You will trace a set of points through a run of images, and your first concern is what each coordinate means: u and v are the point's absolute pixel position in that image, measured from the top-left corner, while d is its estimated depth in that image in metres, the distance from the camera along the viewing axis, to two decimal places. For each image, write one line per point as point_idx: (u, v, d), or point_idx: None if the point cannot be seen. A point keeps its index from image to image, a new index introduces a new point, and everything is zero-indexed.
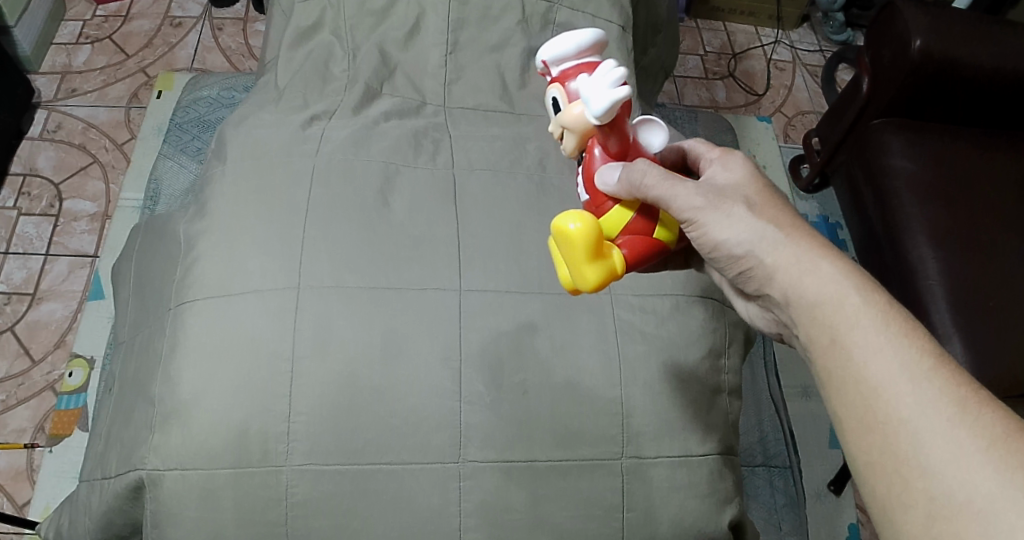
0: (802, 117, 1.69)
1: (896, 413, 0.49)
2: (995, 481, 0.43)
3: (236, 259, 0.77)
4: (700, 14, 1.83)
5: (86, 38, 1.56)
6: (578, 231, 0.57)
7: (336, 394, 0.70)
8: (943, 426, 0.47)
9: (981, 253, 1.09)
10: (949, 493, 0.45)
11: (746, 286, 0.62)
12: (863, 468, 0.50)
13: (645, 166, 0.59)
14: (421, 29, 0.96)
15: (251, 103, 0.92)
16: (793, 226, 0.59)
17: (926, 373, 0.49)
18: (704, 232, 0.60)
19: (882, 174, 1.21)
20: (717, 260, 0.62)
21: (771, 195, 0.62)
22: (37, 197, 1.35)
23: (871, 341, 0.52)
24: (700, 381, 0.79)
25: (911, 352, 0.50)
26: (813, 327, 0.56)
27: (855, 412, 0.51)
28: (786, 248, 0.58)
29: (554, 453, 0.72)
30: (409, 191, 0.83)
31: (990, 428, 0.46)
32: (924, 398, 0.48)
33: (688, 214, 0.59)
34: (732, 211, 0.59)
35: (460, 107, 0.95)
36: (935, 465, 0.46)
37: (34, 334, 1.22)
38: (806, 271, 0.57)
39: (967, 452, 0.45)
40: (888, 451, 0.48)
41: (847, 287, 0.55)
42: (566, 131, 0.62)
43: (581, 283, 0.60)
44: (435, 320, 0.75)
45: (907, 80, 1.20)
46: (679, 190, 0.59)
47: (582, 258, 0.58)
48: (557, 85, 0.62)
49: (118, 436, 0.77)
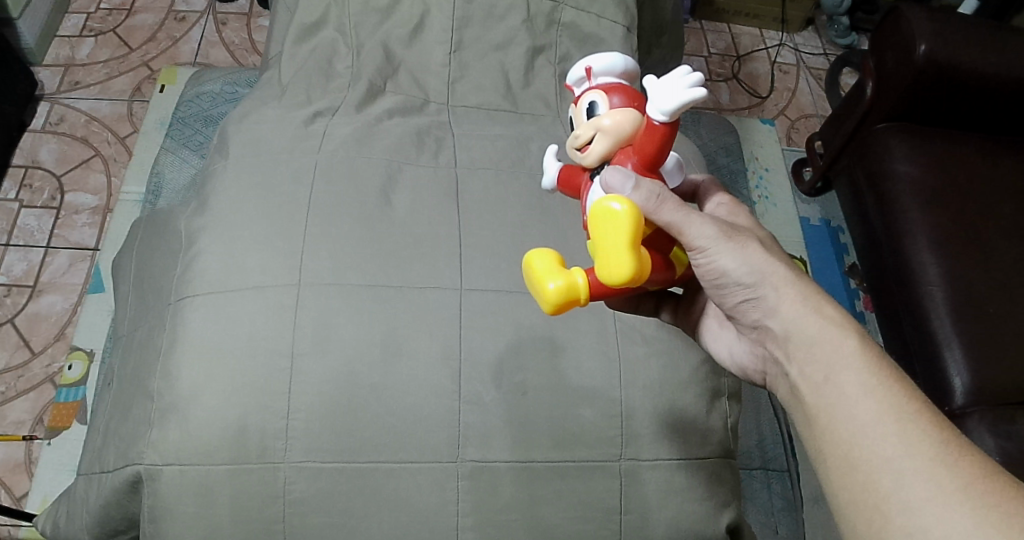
0: (805, 121, 1.69)
1: (879, 451, 0.49)
2: (969, 521, 0.44)
3: (237, 254, 0.77)
4: (705, 15, 1.82)
5: (90, 31, 1.56)
6: (628, 209, 0.54)
7: (336, 391, 0.70)
8: (924, 466, 0.47)
9: (982, 263, 1.09)
10: (926, 530, 0.45)
11: (743, 316, 0.61)
12: (842, 504, 0.51)
13: (659, 190, 0.55)
14: (425, 27, 0.95)
15: (254, 99, 0.92)
16: (798, 269, 0.59)
17: (910, 415, 0.50)
18: (713, 262, 0.58)
19: (886, 180, 1.20)
20: (720, 290, 0.59)
21: (771, 240, 0.62)
22: (39, 189, 1.35)
23: (861, 382, 0.52)
24: (700, 384, 0.79)
25: (897, 395, 0.51)
26: (808, 363, 0.56)
27: (839, 449, 0.51)
28: (795, 287, 0.57)
29: (553, 453, 0.72)
30: (412, 190, 0.83)
31: (967, 470, 0.46)
32: (907, 438, 0.49)
33: (699, 244, 0.57)
34: (747, 245, 0.58)
35: (464, 106, 0.94)
36: (913, 503, 0.46)
37: (34, 326, 1.22)
38: (811, 309, 0.57)
39: (944, 491, 0.46)
40: (869, 488, 0.49)
41: (844, 330, 0.55)
42: (600, 134, 0.60)
43: (617, 273, 0.54)
44: (435, 319, 0.75)
45: (912, 84, 1.20)
46: (694, 220, 0.56)
47: (628, 240, 0.54)
48: (601, 92, 0.61)
49: (116, 430, 0.76)
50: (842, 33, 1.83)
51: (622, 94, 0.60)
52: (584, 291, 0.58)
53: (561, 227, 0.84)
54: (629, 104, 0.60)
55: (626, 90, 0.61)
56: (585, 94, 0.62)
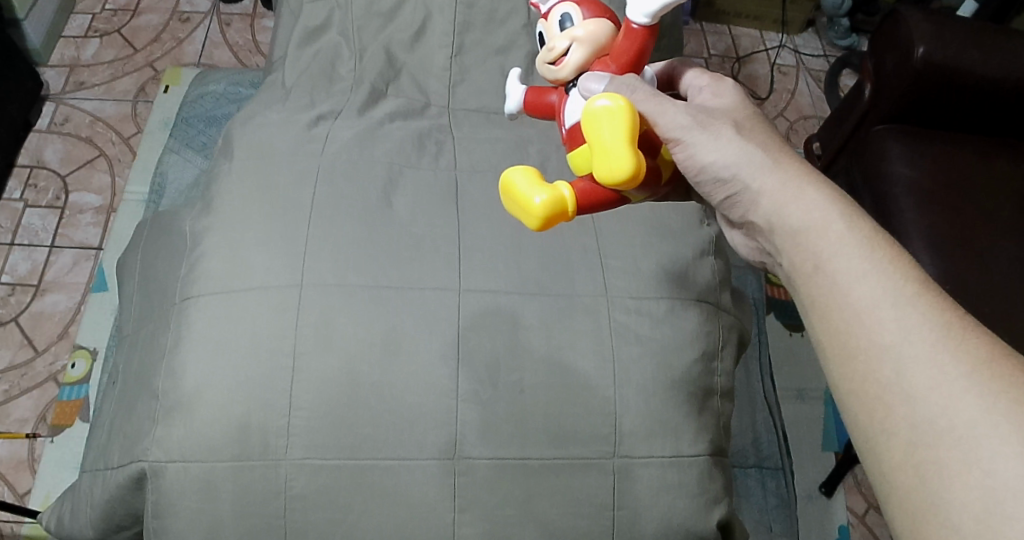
0: (804, 122, 1.70)
1: (877, 340, 0.50)
2: (977, 405, 0.44)
3: (242, 257, 0.78)
4: (705, 17, 1.83)
5: (95, 32, 1.57)
6: (623, 106, 0.58)
7: (335, 393, 0.72)
8: (926, 351, 0.47)
9: (978, 260, 1.10)
10: (931, 419, 0.45)
11: (730, 213, 0.65)
12: (845, 398, 0.51)
13: (633, 82, 0.62)
14: (427, 31, 0.97)
15: (258, 101, 0.93)
16: (778, 154, 0.62)
17: (909, 298, 0.50)
18: (690, 154, 0.62)
19: (882, 182, 1.21)
20: (700, 186, 0.64)
21: (756, 119, 0.66)
22: (44, 189, 1.36)
23: (853, 267, 0.53)
24: (692, 385, 0.80)
25: (893, 279, 0.51)
26: (796, 252, 0.58)
27: (838, 339, 0.52)
28: (772, 172, 0.60)
29: (547, 451, 0.74)
30: (412, 192, 0.84)
31: (973, 353, 0.46)
32: (907, 322, 0.49)
33: (674, 132, 0.62)
34: (720, 132, 0.62)
35: (464, 109, 0.95)
36: (916, 392, 0.47)
37: (37, 325, 1.23)
38: (792, 199, 0.59)
39: (950, 378, 0.46)
40: (870, 378, 0.49)
41: (832, 215, 0.57)
42: (575, 44, 0.64)
43: (617, 172, 0.58)
44: (437, 318, 0.76)
45: (910, 87, 1.21)
46: (667, 108, 0.62)
47: (626, 134, 0.58)
48: (572, 4, 0.66)
49: (121, 427, 0.78)
50: (841, 34, 1.82)
51: (592, 7, 0.66)
52: (571, 203, 0.60)
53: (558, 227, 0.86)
54: (601, 15, 0.66)
55: (595, 3, 0.66)
56: (553, 9, 0.67)
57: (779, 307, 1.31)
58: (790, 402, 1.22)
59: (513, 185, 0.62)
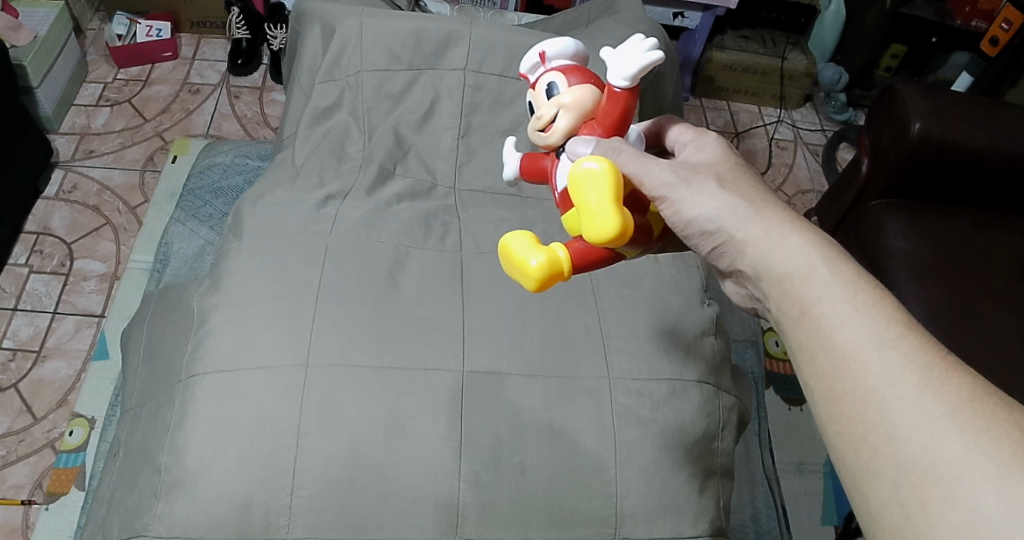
0: (803, 195, 1.71)
1: (862, 382, 0.50)
2: (959, 444, 0.44)
3: (247, 332, 0.78)
4: (704, 93, 1.86)
5: (106, 101, 1.60)
6: (607, 168, 0.59)
7: (337, 471, 0.71)
8: (909, 392, 0.48)
9: (978, 332, 1.10)
10: (915, 459, 0.45)
11: (719, 263, 0.64)
12: (833, 439, 0.52)
13: (618, 145, 0.62)
14: (435, 112, 1.00)
15: (268, 181, 0.94)
16: (765, 203, 0.61)
17: (892, 340, 0.50)
18: (676, 210, 0.61)
19: (879, 256, 1.23)
20: (688, 239, 0.63)
21: (738, 169, 0.65)
22: (49, 255, 1.37)
23: (838, 312, 0.53)
24: (693, 464, 0.80)
25: (876, 321, 0.51)
26: (782, 298, 0.57)
27: (825, 382, 0.52)
28: (756, 223, 0.59)
29: (549, 533, 0.74)
30: (418, 271, 0.85)
31: (955, 393, 0.46)
32: (891, 364, 0.49)
33: (660, 190, 0.61)
34: (704, 187, 0.61)
35: (470, 190, 0.97)
36: (900, 431, 0.47)
37: (37, 391, 1.21)
38: (776, 244, 0.58)
39: (932, 418, 0.46)
40: (856, 420, 0.49)
41: (816, 259, 0.56)
42: (562, 110, 0.66)
43: (603, 231, 0.58)
44: (439, 400, 0.76)
45: (905, 164, 1.24)
46: (651, 167, 0.61)
47: (611, 194, 0.59)
48: (559, 73, 0.68)
49: (119, 506, 0.77)
50: (839, 109, 1.86)
51: (577, 73, 0.68)
52: (566, 263, 0.61)
53: (563, 309, 0.86)
54: (586, 80, 0.67)
55: (579, 69, 0.69)
56: (541, 78, 0.70)
57: (779, 382, 1.32)
58: (790, 475, 1.21)
59: (510, 249, 0.62)
